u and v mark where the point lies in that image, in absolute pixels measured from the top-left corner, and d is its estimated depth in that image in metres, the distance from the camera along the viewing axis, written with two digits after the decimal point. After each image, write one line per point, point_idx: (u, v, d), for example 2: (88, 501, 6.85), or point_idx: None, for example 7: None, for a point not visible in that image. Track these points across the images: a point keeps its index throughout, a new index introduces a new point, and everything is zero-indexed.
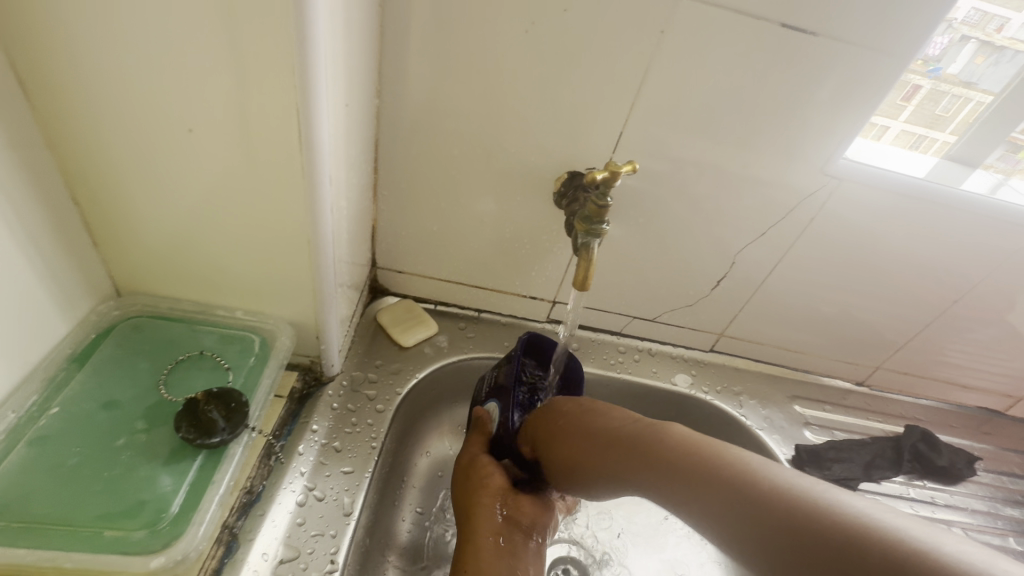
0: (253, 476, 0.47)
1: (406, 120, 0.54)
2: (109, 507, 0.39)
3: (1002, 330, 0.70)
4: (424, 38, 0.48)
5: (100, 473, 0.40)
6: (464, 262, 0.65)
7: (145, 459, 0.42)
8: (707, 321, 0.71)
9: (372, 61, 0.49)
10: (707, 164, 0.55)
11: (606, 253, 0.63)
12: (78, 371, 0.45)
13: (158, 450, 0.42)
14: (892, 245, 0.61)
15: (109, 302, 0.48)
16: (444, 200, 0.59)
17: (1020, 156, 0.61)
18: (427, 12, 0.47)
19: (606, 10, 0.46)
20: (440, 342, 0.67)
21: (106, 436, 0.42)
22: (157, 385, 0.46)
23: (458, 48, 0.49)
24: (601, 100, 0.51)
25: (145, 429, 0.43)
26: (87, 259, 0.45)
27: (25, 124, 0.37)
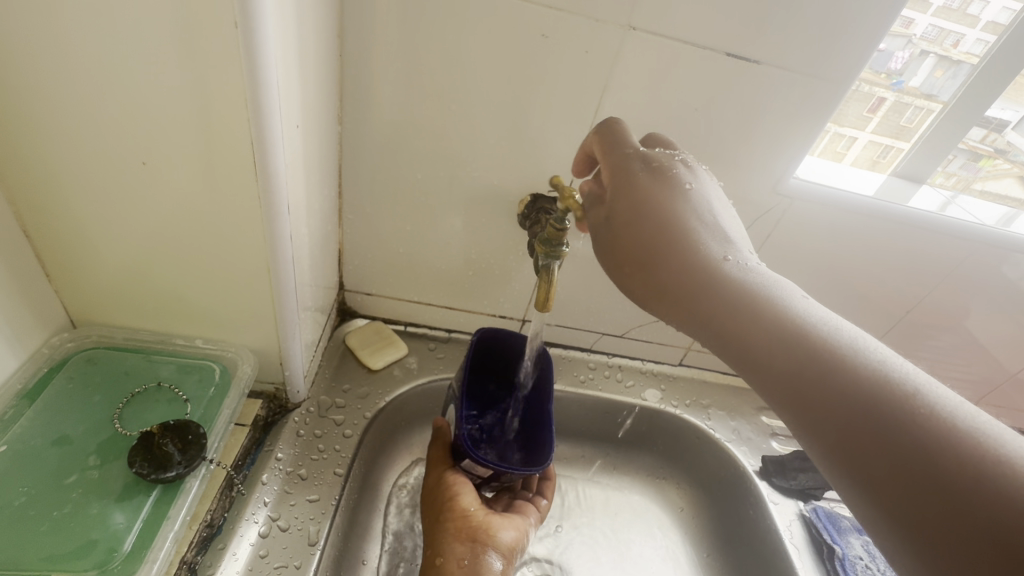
0: (211, 511, 0.46)
1: (369, 145, 0.54)
2: (59, 547, 0.38)
3: (957, 337, 0.72)
4: (385, 66, 0.49)
5: (48, 513, 0.39)
6: (432, 282, 0.65)
7: (98, 496, 0.41)
8: (674, 336, 0.72)
9: (334, 90, 0.49)
10: None
11: (571, 272, 0.64)
12: (29, 407, 0.44)
13: (112, 487, 0.42)
14: (843, 259, 0.64)
15: (63, 334, 0.47)
16: (410, 223, 0.60)
17: (981, 164, 0.65)
18: (386, 41, 0.48)
19: (560, 40, 0.47)
20: (408, 363, 0.67)
21: (57, 474, 0.41)
22: (112, 419, 0.46)
23: (419, 75, 0.50)
24: (559, 125, 0.52)
25: (98, 465, 0.43)
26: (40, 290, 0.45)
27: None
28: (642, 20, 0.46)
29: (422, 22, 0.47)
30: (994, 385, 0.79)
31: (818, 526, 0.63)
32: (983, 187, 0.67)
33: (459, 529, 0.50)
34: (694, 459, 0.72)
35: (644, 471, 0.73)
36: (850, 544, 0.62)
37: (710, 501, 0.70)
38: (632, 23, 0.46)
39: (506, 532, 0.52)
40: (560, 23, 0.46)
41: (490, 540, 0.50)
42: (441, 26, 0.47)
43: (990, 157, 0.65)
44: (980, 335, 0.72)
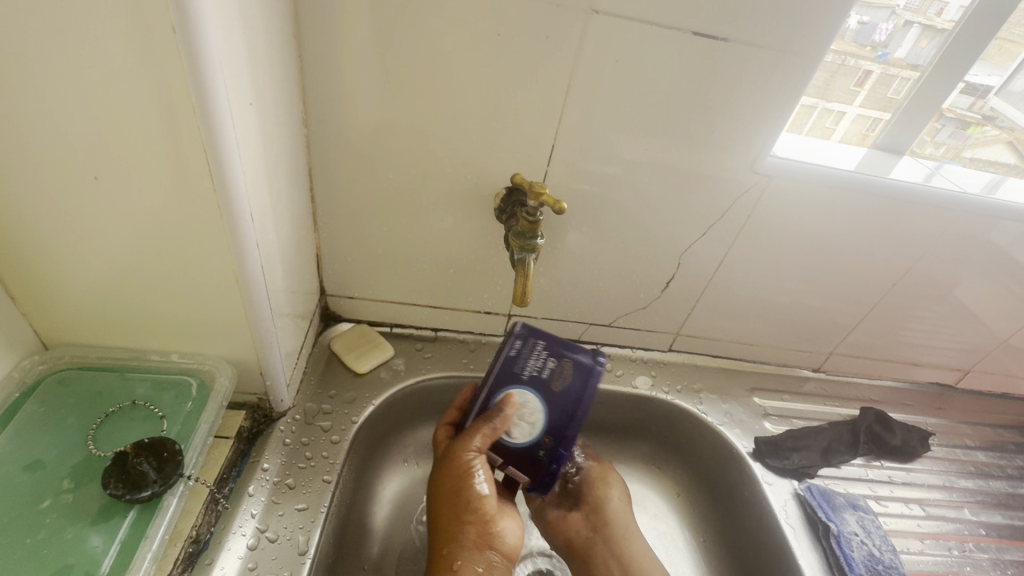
0: (196, 526, 0.46)
1: (337, 147, 0.53)
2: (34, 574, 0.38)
3: (945, 307, 0.72)
4: (346, 64, 0.48)
5: (22, 540, 0.39)
6: (414, 282, 0.65)
7: (73, 520, 0.41)
8: (661, 322, 0.72)
9: (294, 92, 0.48)
10: (645, 170, 0.56)
11: (553, 264, 0.64)
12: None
13: (87, 509, 0.41)
14: (825, 237, 0.63)
15: (34, 357, 0.47)
16: (386, 223, 0.59)
17: (969, 132, 0.65)
18: (345, 38, 0.47)
19: (522, 29, 0.46)
20: (364, 364, 0.64)
21: (30, 499, 0.41)
22: (85, 441, 0.45)
23: (382, 71, 0.49)
24: (528, 115, 0.52)
25: (72, 488, 0.42)
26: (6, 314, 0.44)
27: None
28: (604, 3, 0.45)
29: (380, 16, 0.46)
30: (987, 353, 0.79)
31: (813, 504, 0.63)
32: (973, 155, 0.67)
33: (480, 537, 0.48)
34: (688, 445, 0.72)
35: (639, 458, 0.73)
36: (846, 521, 0.62)
37: (706, 486, 0.70)
38: (595, 6, 0.45)
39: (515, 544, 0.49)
40: (520, 10, 0.46)
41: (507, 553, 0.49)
42: (400, 20, 0.46)
43: (978, 124, 0.65)
44: (969, 303, 0.71)
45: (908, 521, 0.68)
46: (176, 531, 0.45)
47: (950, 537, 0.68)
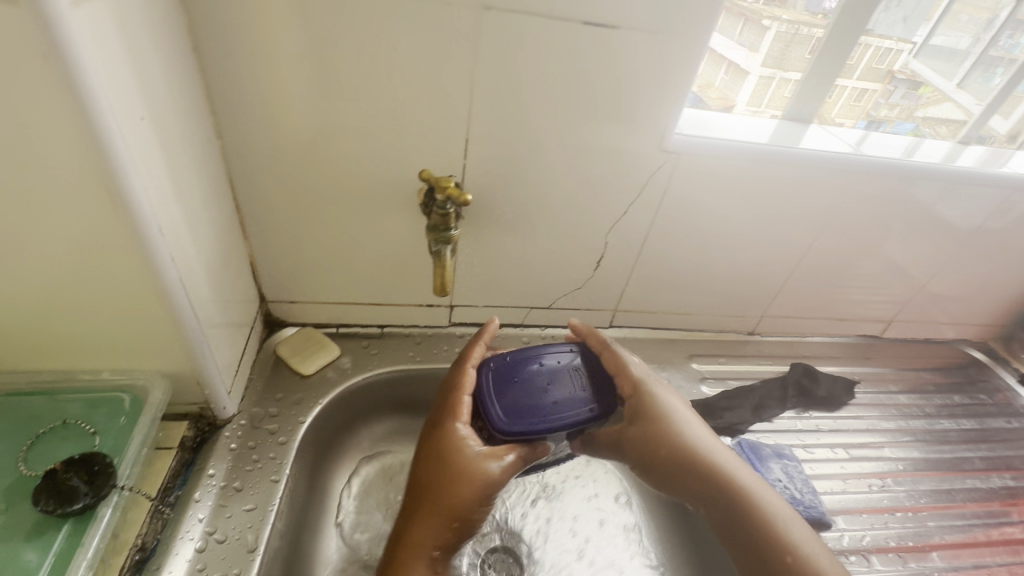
0: (138, 539, 0.49)
1: (253, 156, 0.54)
2: None
3: (861, 264, 0.77)
4: (247, 73, 0.49)
5: None
6: (351, 282, 0.66)
7: (9, 536, 0.45)
8: (599, 301, 0.75)
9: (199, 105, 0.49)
10: (560, 156, 0.58)
11: (485, 254, 0.66)
12: None
13: (21, 526, 0.45)
14: (742, 208, 0.67)
15: None
16: (315, 227, 0.60)
17: (919, 93, 0.73)
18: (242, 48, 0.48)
19: (412, 31, 0.48)
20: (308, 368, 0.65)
21: None
22: (17, 462, 0.48)
23: (285, 77, 0.50)
24: (436, 112, 0.53)
25: (5, 508, 0.46)
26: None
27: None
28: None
29: (275, 24, 0.47)
30: (907, 304, 0.84)
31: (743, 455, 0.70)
32: (925, 113, 0.74)
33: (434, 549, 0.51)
34: None
35: None
36: (770, 469, 0.70)
37: None
38: (486, 2, 0.47)
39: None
40: (413, 10, 0.47)
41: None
42: (295, 26, 0.47)
43: (926, 86, 0.73)
44: (882, 259, 0.76)
45: (833, 465, 0.75)
46: (117, 542, 0.48)
47: (872, 475, 0.75)
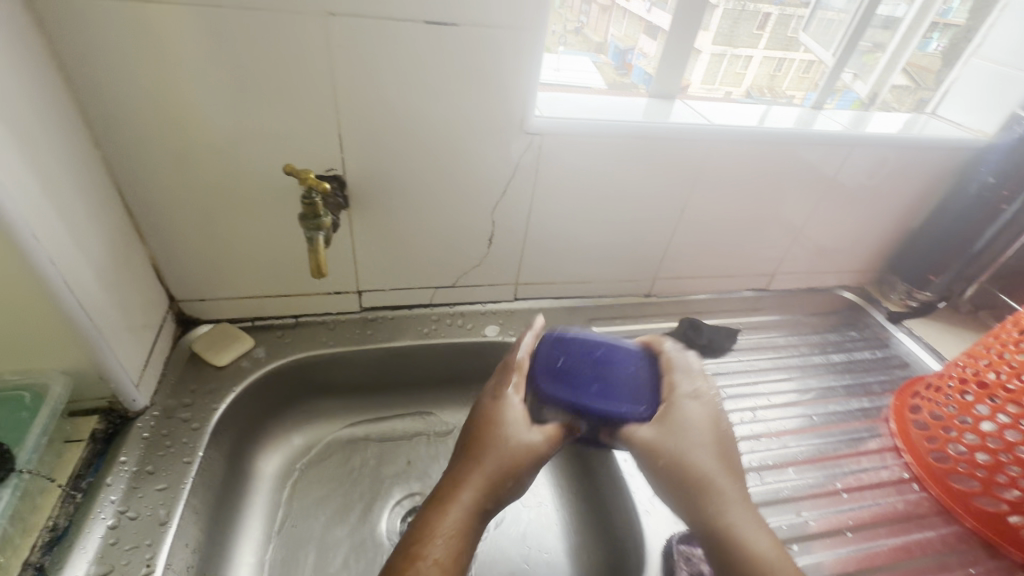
0: (501, 481, 0.50)
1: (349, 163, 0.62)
2: (146, 546, 0.50)
3: (855, 224, 0.89)
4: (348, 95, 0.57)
5: (133, 524, 0.51)
6: (426, 269, 0.75)
7: (170, 507, 0.53)
8: (639, 271, 0.85)
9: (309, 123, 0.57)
10: (612, 149, 0.68)
11: (544, 236, 0.75)
12: (106, 446, 0.56)
13: (178, 499, 0.54)
14: (757, 182, 0.78)
15: (122, 381, 0.56)
16: (398, 224, 0.69)
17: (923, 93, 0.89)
18: (343, 73, 0.55)
19: (494, 47, 0.56)
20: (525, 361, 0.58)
21: (135, 494, 0.53)
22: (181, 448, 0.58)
23: (381, 96, 0.57)
24: (507, 118, 0.62)
25: (163, 485, 0.55)
26: (88, 344, 0.51)
27: (25, 242, 0.43)
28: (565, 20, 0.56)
29: (376, 50, 0.54)
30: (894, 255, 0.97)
31: None
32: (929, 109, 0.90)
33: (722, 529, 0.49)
34: None
35: None
36: None
37: None
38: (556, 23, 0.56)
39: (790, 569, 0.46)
40: (493, 34, 0.55)
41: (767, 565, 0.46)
42: (395, 53, 0.54)
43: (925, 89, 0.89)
44: (873, 217, 0.88)
45: None
46: (489, 474, 0.50)
47: None
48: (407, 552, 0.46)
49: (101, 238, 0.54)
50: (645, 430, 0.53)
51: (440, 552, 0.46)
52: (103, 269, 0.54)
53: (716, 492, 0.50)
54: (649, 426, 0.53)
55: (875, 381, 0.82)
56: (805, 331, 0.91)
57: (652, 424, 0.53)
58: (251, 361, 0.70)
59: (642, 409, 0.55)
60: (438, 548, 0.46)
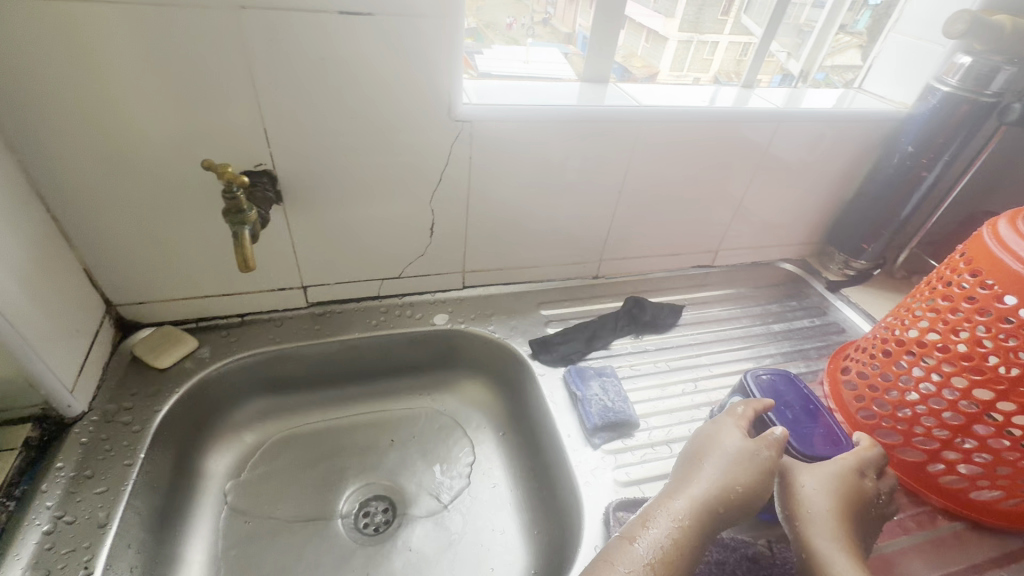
0: (749, 475, 0.53)
1: (278, 158, 0.62)
2: (83, 548, 0.50)
3: (792, 197, 0.92)
4: (270, 89, 0.57)
5: (69, 527, 0.51)
6: (370, 261, 0.76)
7: (108, 508, 0.53)
8: (586, 253, 0.87)
9: (233, 118, 0.57)
10: (546, 136, 0.70)
11: (486, 222, 0.77)
12: (40, 452, 0.56)
13: (117, 500, 0.54)
14: (693, 161, 0.80)
15: (54, 385, 0.56)
16: (337, 217, 0.69)
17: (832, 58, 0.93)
18: (263, 66, 0.55)
19: (413, 35, 0.57)
20: (740, 410, 0.59)
21: (71, 498, 0.53)
22: (122, 450, 0.58)
23: (304, 88, 0.57)
24: (435, 106, 0.63)
25: (100, 487, 0.55)
26: (11, 350, 0.50)
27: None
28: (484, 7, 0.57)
29: (294, 42, 0.54)
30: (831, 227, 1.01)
31: None
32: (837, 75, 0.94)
33: None
34: None
35: None
36: None
37: None
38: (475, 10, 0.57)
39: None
40: (413, 22, 0.56)
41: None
42: (315, 45, 0.55)
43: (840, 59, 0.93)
44: (808, 190, 0.92)
45: None
46: (718, 472, 0.53)
47: None
48: (629, 531, 0.49)
49: (21, 243, 0.53)
50: (806, 478, 0.54)
51: (668, 534, 0.48)
52: (24, 274, 0.53)
53: (814, 527, 0.51)
54: (811, 482, 0.54)
55: (812, 348, 0.85)
56: (749, 304, 0.94)
57: (816, 475, 0.54)
58: (194, 361, 0.69)
59: (815, 450, 0.58)
60: (663, 531, 0.49)
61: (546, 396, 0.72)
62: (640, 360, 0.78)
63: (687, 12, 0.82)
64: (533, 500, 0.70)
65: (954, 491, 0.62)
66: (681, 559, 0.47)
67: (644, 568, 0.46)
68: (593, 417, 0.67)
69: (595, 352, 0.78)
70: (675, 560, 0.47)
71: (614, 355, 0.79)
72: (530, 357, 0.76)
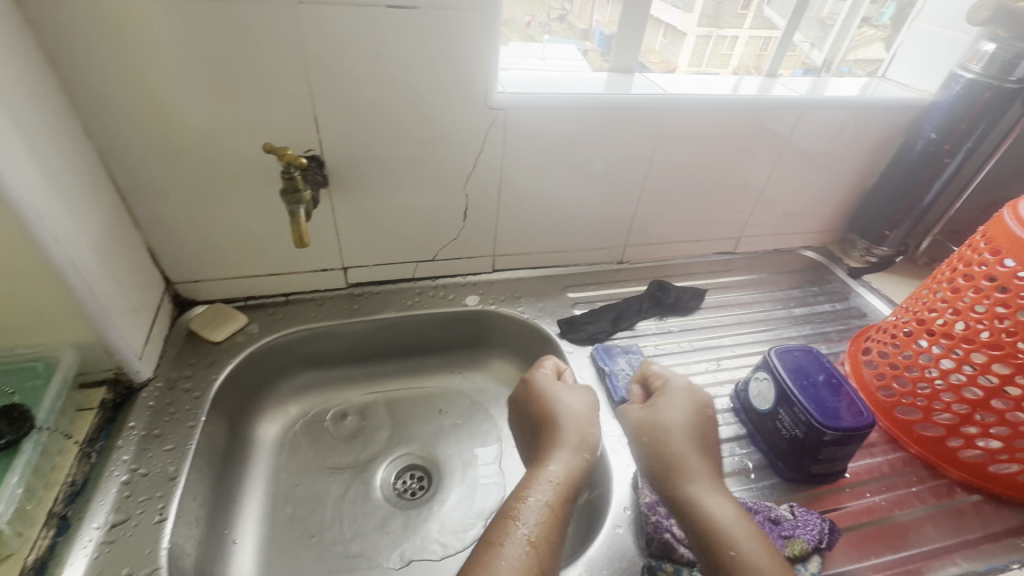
0: (579, 466, 0.57)
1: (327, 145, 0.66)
2: (157, 497, 0.55)
3: (815, 185, 0.94)
4: (322, 80, 0.61)
5: (143, 478, 0.56)
6: (407, 244, 0.80)
7: (176, 463, 0.58)
8: (611, 238, 0.90)
9: (287, 107, 0.62)
10: (576, 124, 0.73)
11: (516, 207, 0.80)
12: (113, 413, 0.61)
13: (183, 457, 0.59)
14: (716, 148, 0.82)
15: (127, 352, 0.61)
16: (378, 202, 0.73)
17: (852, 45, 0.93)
18: (317, 58, 0.59)
19: (453, 27, 0.60)
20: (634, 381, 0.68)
21: (143, 453, 0.58)
22: (184, 413, 0.63)
23: (353, 79, 0.61)
24: (473, 95, 0.66)
25: (168, 444, 0.60)
26: (93, 318, 0.56)
27: (28, 218, 0.47)
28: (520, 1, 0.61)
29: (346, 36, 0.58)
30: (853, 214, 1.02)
31: None
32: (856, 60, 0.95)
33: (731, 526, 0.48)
34: None
35: None
36: None
37: None
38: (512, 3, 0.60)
39: (744, 530, 0.48)
40: (455, 16, 0.60)
41: (719, 530, 0.48)
42: (365, 38, 0.59)
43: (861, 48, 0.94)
44: (830, 177, 0.93)
45: None
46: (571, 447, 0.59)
47: None
48: (508, 507, 0.52)
49: (99, 221, 0.58)
50: (667, 413, 0.60)
51: (544, 498, 0.53)
52: (102, 250, 0.58)
53: (677, 461, 0.55)
54: (666, 419, 0.59)
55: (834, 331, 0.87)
56: (770, 289, 0.96)
57: (671, 407, 0.60)
58: (245, 336, 0.74)
59: (853, 423, 0.58)
60: (540, 497, 0.53)
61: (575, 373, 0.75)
62: (664, 341, 0.81)
63: (707, 6, 0.84)
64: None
65: (973, 464, 0.64)
66: (552, 526, 0.51)
67: (521, 538, 0.49)
68: (620, 391, 0.70)
69: (620, 332, 0.82)
70: (551, 522, 0.51)
71: (639, 335, 0.82)
72: (558, 335, 0.80)
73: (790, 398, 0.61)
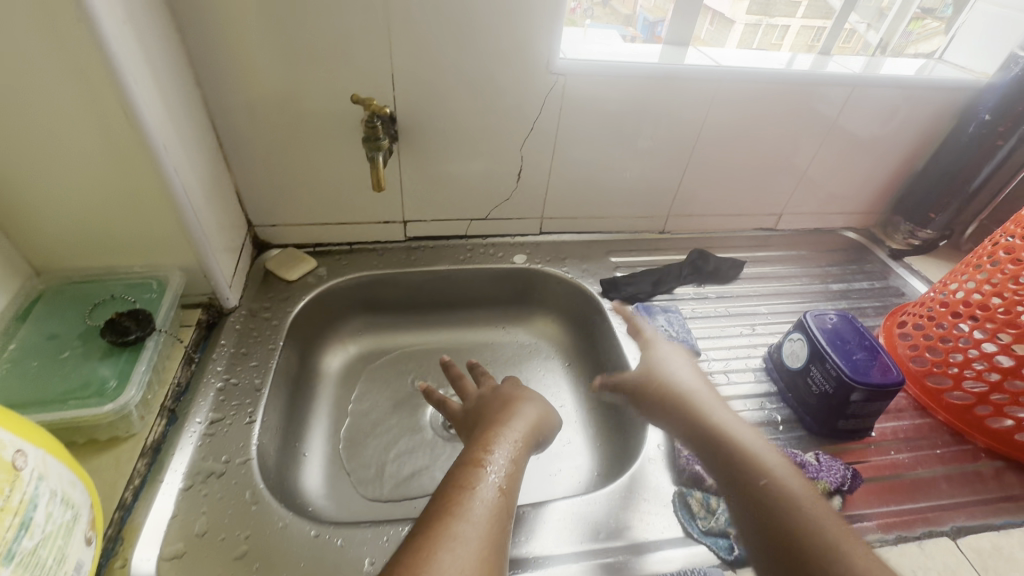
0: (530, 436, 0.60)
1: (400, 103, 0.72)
2: (247, 404, 0.63)
3: (862, 165, 0.95)
4: (402, 41, 0.66)
5: (234, 388, 0.64)
6: (463, 202, 0.85)
7: (262, 378, 0.66)
8: (654, 208, 0.94)
9: (369, 66, 0.67)
10: (630, 92, 0.76)
11: (567, 172, 0.85)
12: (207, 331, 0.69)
13: (267, 374, 0.67)
14: (764, 124, 0.85)
15: (222, 279, 0.69)
16: (441, 160, 0.79)
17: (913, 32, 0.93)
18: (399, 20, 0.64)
19: None
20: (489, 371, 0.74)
21: (233, 367, 0.66)
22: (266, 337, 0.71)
23: (430, 42, 0.67)
24: (537, 60, 0.71)
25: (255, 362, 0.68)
26: (199, 245, 0.63)
27: (157, 150, 0.55)
28: None
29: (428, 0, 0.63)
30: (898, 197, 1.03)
31: None
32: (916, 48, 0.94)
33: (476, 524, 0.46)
34: None
35: None
36: None
37: None
38: None
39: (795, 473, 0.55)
40: None
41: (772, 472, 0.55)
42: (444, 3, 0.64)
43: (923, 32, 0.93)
44: (879, 157, 0.94)
45: None
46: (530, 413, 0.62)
47: None
48: (474, 456, 0.54)
49: (202, 161, 0.66)
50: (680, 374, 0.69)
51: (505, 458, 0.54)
52: (206, 187, 0.66)
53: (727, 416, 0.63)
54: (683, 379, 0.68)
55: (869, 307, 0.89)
56: (808, 265, 0.98)
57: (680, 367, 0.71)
58: (315, 277, 0.82)
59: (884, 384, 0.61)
60: (505, 455, 0.55)
61: (615, 328, 0.80)
62: (701, 306, 0.85)
63: None
64: (598, 417, 0.79)
65: (1000, 432, 0.67)
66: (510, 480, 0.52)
67: (489, 483, 0.50)
68: None
69: (659, 295, 0.86)
70: (511, 476, 0.53)
71: (677, 299, 0.86)
72: (600, 294, 0.85)
73: (825, 357, 0.64)
